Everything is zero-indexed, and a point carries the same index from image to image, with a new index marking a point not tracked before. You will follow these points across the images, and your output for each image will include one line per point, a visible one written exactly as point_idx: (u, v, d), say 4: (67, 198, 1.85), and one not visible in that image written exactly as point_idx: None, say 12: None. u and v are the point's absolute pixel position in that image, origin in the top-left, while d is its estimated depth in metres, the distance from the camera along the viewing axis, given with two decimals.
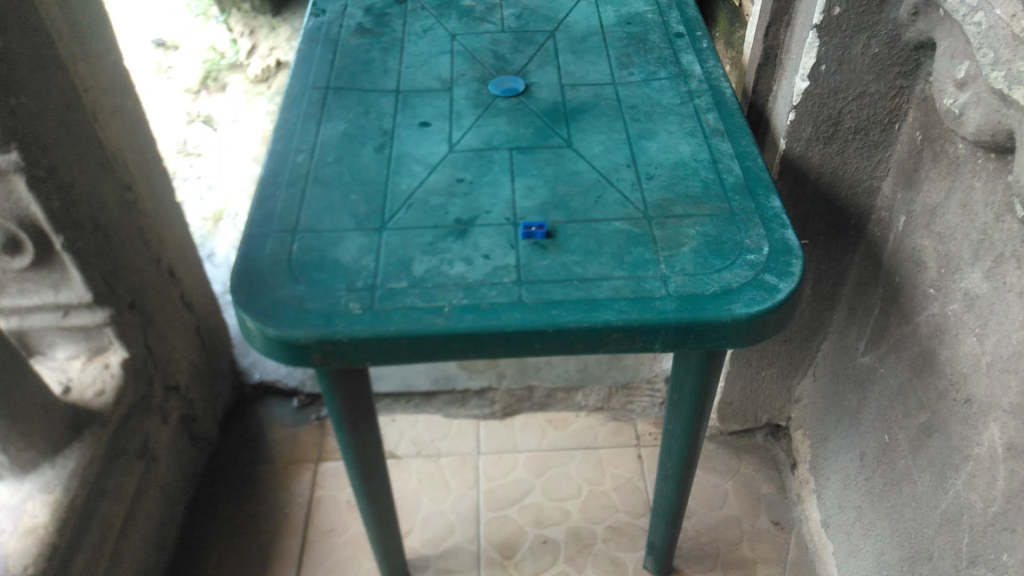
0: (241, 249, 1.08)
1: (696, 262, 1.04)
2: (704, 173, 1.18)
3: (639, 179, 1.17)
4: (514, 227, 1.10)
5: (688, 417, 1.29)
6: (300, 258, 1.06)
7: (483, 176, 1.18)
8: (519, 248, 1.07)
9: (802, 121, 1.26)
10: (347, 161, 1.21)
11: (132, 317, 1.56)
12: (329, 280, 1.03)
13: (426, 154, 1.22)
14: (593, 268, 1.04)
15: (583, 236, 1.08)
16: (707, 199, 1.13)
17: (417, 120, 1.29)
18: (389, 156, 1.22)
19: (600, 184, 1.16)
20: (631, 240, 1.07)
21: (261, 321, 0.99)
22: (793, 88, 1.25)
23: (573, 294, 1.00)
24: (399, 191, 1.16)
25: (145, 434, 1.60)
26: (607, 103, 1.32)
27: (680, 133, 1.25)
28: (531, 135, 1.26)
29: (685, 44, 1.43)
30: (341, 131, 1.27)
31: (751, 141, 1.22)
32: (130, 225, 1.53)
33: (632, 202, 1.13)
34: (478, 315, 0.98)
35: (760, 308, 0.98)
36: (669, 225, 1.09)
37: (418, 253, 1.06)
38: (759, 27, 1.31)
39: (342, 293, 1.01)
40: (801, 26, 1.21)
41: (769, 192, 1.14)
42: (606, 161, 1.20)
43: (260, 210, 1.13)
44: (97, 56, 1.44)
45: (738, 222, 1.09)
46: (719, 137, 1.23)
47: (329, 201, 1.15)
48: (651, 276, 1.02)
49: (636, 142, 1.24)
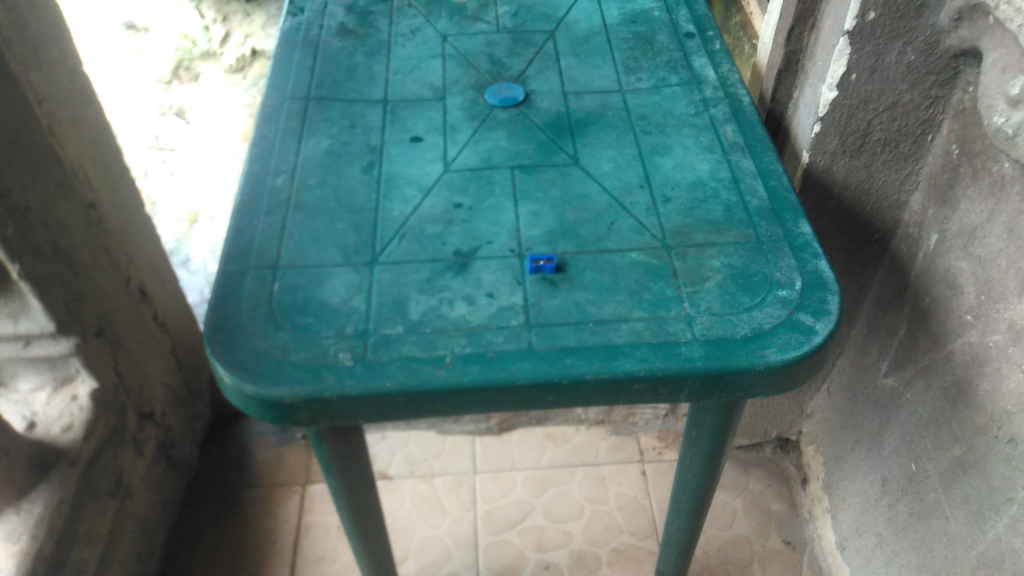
0: (216, 289, 0.96)
1: (723, 300, 0.94)
2: (724, 194, 1.07)
3: (654, 201, 1.07)
4: (520, 259, 0.99)
5: (707, 454, 1.19)
6: (284, 300, 0.95)
7: (483, 199, 1.07)
8: (526, 285, 0.96)
9: (828, 133, 1.17)
10: (333, 183, 1.10)
11: (100, 343, 1.44)
12: (316, 326, 0.92)
13: (420, 175, 1.11)
14: (609, 308, 0.94)
15: (597, 270, 0.98)
16: (731, 224, 1.03)
17: (408, 135, 1.18)
18: (379, 178, 1.11)
19: (612, 208, 1.06)
20: (650, 274, 0.97)
21: (239, 376, 0.88)
22: (818, 97, 1.14)
23: (589, 339, 0.90)
24: (391, 219, 1.05)
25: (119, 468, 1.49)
26: (614, 113, 1.21)
27: (697, 148, 1.14)
28: (535, 151, 1.15)
29: (696, 46, 1.32)
30: (325, 149, 1.15)
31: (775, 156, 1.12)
32: (94, 244, 1.41)
33: (649, 229, 1.03)
34: (484, 366, 0.88)
35: (796, 354, 0.89)
36: (690, 255, 0.99)
37: (414, 292, 0.96)
38: (780, 30, 1.20)
39: (331, 341, 0.91)
40: (829, 31, 1.10)
41: (797, 216, 1.04)
42: (617, 181, 1.10)
43: (236, 243, 1.02)
44: (52, 65, 1.31)
45: (766, 252, 1.00)
46: (739, 152, 1.13)
47: (313, 232, 1.03)
48: (674, 316, 0.92)
49: (648, 158, 1.13)
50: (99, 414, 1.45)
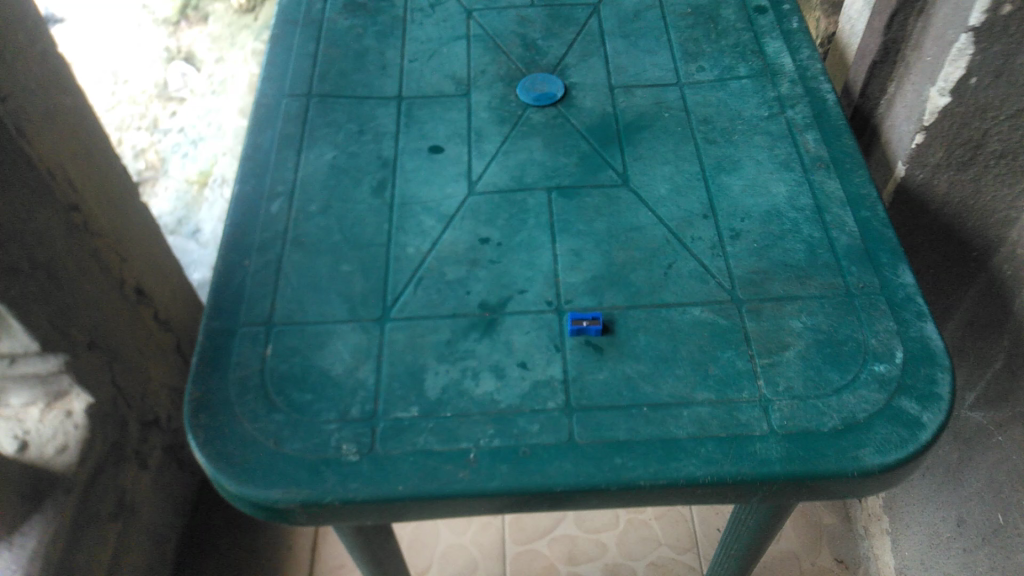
0: (199, 352, 0.81)
1: (805, 377, 0.77)
2: (806, 228, 0.89)
3: (721, 237, 0.89)
4: (559, 317, 0.83)
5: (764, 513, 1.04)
6: (278, 370, 0.80)
7: (514, 233, 0.90)
8: (566, 352, 0.80)
9: (931, 145, 0.98)
10: (336, 210, 0.93)
11: (93, 356, 1.31)
12: (315, 407, 0.77)
13: (439, 198, 0.94)
14: (667, 387, 0.77)
15: (651, 334, 0.81)
16: (815, 271, 0.85)
17: (426, 143, 1.00)
18: (391, 202, 0.94)
19: (669, 247, 0.88)
20: (716, 339, 0.80)
21: (225, 473, 0.74)
22: (925, 101, 0.95)
23: (642, 430, 0.75)
24: (405, 258, 0.89)
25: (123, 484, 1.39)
26: (671, 115, 1.01)
27: (771, 164, 0.95)
28: (576, 166, 0.96)
29: (769, 25, 1.10)
30: (327, 162, 0.98)
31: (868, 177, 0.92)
32: (80, 252, 1.26)
33: (714, 276, 0.85)
34: (515, 466, 0.73)
35: (897, 456, 0.72)
36: (765, 313, 0.82)
37: (432, 361, 0.80)
38: (879, 12, 0.99)
39: (331, 428, 0.76)
40: (947, 22, 0.89)
41: (896, 260, 0.85)
42: (675, 208, 0.92)
43: (223, 290, 0.86)
44: (17, 53, 1.13)
45: (858, 310, 0.82)
46: (823, 171, 0.94)
47: (313, 277, 0.87)
48: (746, 400, 0.76)
49: (713, 177, 0.94)
50: (96, 431, 1.34)
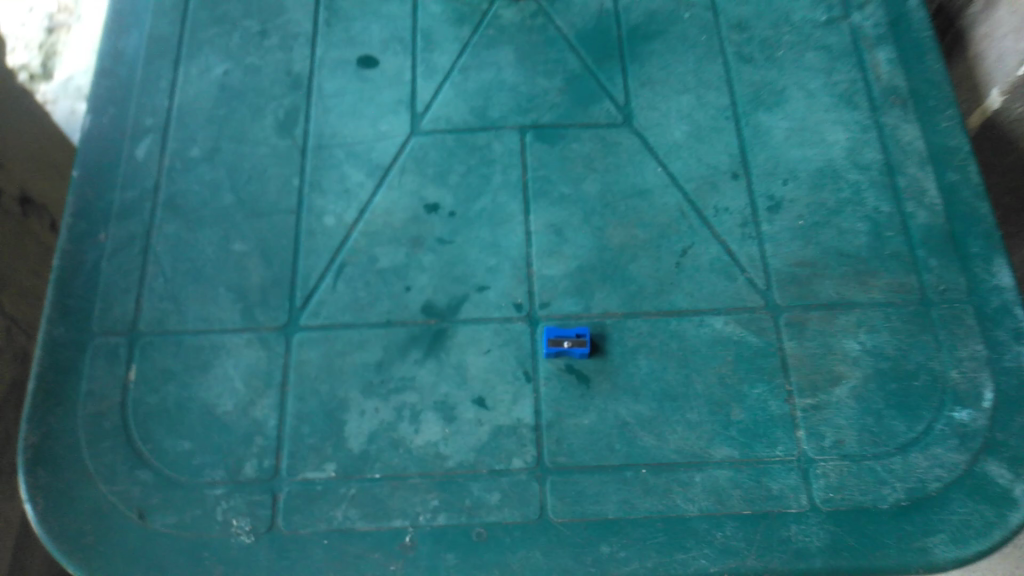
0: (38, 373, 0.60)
1: (859, 429, 0.57)
2: (872, 197, 0.65)
3: (755, 209, 0.65)
4: (531, 328, 0.61)
5: None
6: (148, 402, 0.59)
7: (473, 198, 0.66)
8: (539, 384, 0.59)
9: None
10: (232, 158, 0.68)
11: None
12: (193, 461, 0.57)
13: (370, 140, 0.68)
14: (672, 439, 0.57)
15: (653, 357, 0.59)
16: (880, 266, 0.62)
17: (355, 52, 0.72)
18: (306, 145, 0.68)
19: (678, 221, 0.64)
20: (742, 366, 0.59)
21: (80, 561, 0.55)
22: None
23: (637, 505, 0.55)
24: (319, 233, 0.64)
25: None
26: (693, 16, 0.73)
27: (828, 97, 0.69)
28: (557, 94, 0.70)
29: None
30: (214, 80, 0.70)
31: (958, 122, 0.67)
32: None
33: (744, 270, 0.62)
34: (467, 556, 0.54)
35: (979, 549, 0.54)
36: (811, 328, 0.60)
37: (356, 393, 0.59)
38: None
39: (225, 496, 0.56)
40: None
41: (992, 250, 0.62)
42: (694, 162, 0.67)
43: (69, 278, 0.63)
44: None
45: (936, 326, 0.60)
46: (899, 109, 0.68)
47: (193, 260, 0.64)
48: (777, 459, 0.57)
49: (746, 116, 0.69)
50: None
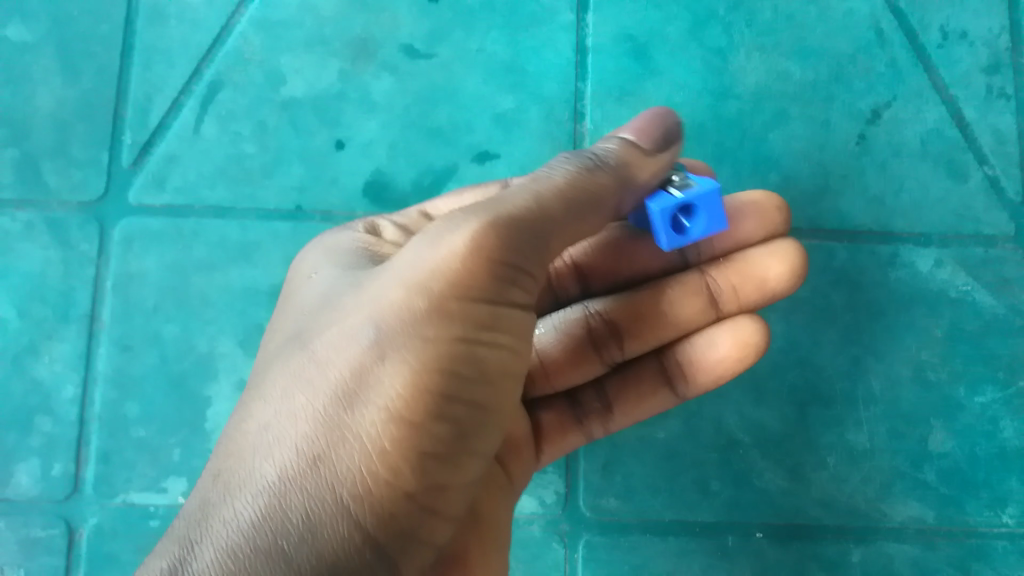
0: None
1: (986, 507, 0.78)
2: (947, 416, 0.80)
3: (814, 410, 0.80)
4: (569, 517, 0.79)
5: (799, 526, 0.79)
6: None
7: (482, 161, 0.84)
8: (559, 555, 0.79)
9: None
10: (150, 4, 0.87)
11: (573, 421, 0.73)
12: (170, 467, 0.80)
13: (329, 19, 0.86)
14: (755, 509, 0.79)
15: (703, 410, 0.80)
16: (1015, 241, 0.82)
17: (340, 127, 0.85)
18: (230, 29, 0.86)
19: (821, 184, 0.83)
20: (881, 429, 0.80)
21: None
22: None
23: (736, 570, 0.78)
24: (313, 187, 0.84)
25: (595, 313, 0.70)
26: (775, 137, 0.84)
27: (899, 300, 0.81)
28: (615, 53, 0.85)
29: (896, 27, 0.85)
30: (139, 3, 0.87)
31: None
32: (410, 322, 0.49)
33: (799, 489, 0.79)
34: None
35: None
36: (873, 538, 0.78)
37: None
38: (978, 56, 0.85)
39: (44, 541, 0.79)
40: (953, 166, 0.83)
41: (985, 510, 0.78)
42: (787, 348, 0.81)
43: (105, 398, 0.81)
44: None
45: (955, 528, 0.78)
46: (975, 338, 0.81)
47: (148, 216, 0.83)
48: (890, 533, 0.78)
49: (883, 48, 0.85)
50: (557, 335, 0.70)
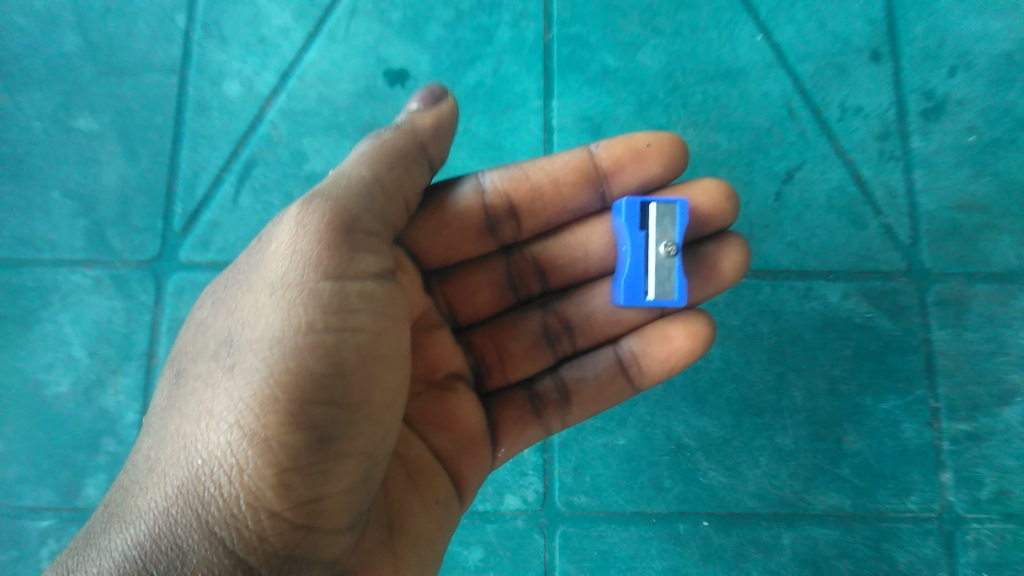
0: None
1: (893, 495, 0.88)
2: (855, 421, 0.90)
3: (743, 421, 0.89)
4: (547, 511, 0.87)
5: (736, 517, 0.88)
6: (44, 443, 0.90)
7: None
8: (540, 545, 0.87)
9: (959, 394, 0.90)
10: (196, 98, 0.96)
11: (531, 414, 0.78)
12: None
13: (341, 106, 0.95)
14: (702, 502, 0.88)
15: (655, 419, 0.89)
16: (909, 275, 0.91)
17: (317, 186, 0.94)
18: (260, 117, 0.94)
19: (747, 232, 0.92)
20: (804, 433, 0.89)
21: None
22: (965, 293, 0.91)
23: (686, 554, 0.87)
24: None
25: (551, 313, 0.79)
26: None
27: (816, 325, 0.91)
28: (575, 132, 0.94)
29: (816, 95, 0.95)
30: (187, 97, 0.96)
31: (968, 76, 0.95)
32: (256, 343, 0.57)
33: (741, 480, 0.88)
34: None
35: None
36: (798, 524, 0.88)
37: None
38: (882, 117, 0.95)
39: None
40: (860, 213, 0.93)
41: (890, 498, 0.88)
42: (722, 371, 0.90)
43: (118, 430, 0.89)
44: None
45: (866, 513, 0.88)
46: (879, 354, 0.91)
47: (197, 272, 0.92)
48: (816, 518, 0.88)
49: (794, 123, 0.94)
50: (518, 334, 0.79)
